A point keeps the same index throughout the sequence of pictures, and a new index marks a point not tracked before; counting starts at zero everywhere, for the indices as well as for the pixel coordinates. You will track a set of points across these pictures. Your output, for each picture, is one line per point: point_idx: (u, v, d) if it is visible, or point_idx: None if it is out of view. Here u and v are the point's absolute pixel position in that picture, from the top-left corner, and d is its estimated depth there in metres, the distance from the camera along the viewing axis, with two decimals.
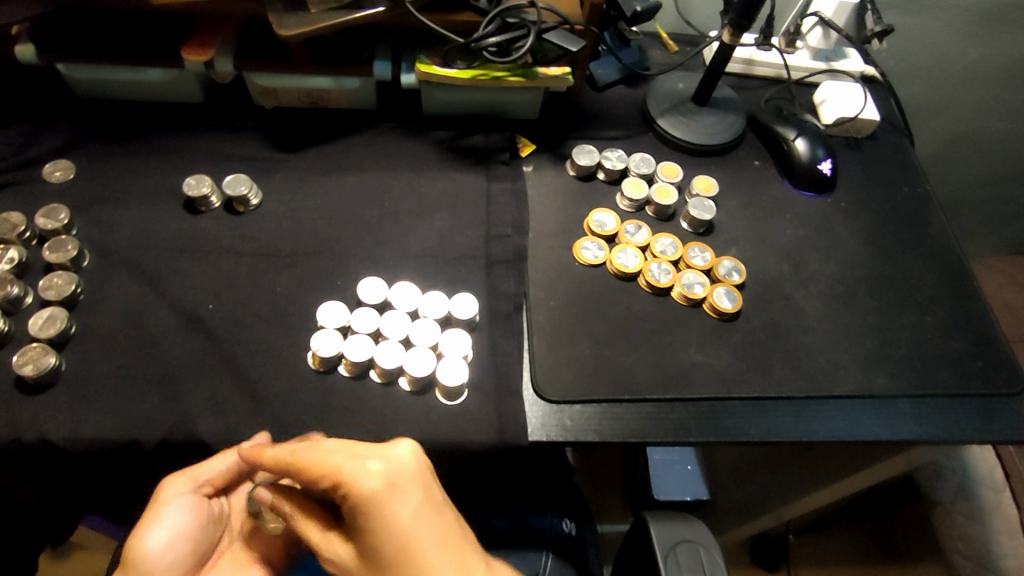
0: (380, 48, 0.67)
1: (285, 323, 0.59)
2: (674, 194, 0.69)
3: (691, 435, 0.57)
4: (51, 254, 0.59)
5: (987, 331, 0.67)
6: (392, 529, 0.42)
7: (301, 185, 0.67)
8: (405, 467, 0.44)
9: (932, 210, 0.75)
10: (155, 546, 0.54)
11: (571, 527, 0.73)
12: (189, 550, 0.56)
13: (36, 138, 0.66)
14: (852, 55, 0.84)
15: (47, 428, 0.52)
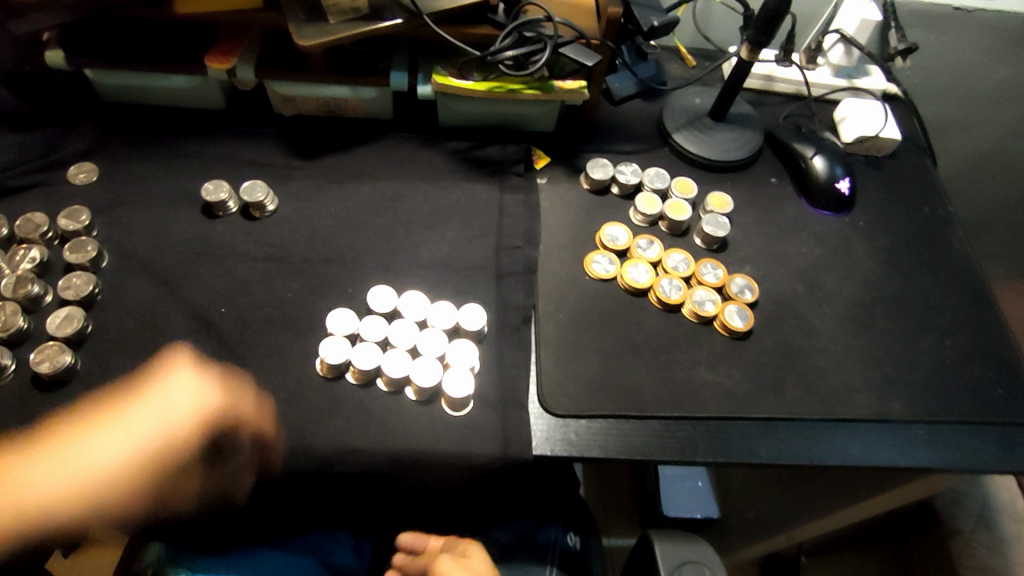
0: (397, 58, 0.68)
1: (295, 328, 0.60)
2: (688, 210, 0.69)
3: (699, 455, 0.57)
4: (71, 255, 0.60)
5: (1008, 356, 0.66)
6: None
7: (317, 192, 0.68)
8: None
9: (954, 232, 0.74)
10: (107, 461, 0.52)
11: (575, 542, 0.72)
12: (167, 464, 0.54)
13: (63, 140, 0.68)
14: (875, 73, 0.82)
15: (60, 425, 0.54)
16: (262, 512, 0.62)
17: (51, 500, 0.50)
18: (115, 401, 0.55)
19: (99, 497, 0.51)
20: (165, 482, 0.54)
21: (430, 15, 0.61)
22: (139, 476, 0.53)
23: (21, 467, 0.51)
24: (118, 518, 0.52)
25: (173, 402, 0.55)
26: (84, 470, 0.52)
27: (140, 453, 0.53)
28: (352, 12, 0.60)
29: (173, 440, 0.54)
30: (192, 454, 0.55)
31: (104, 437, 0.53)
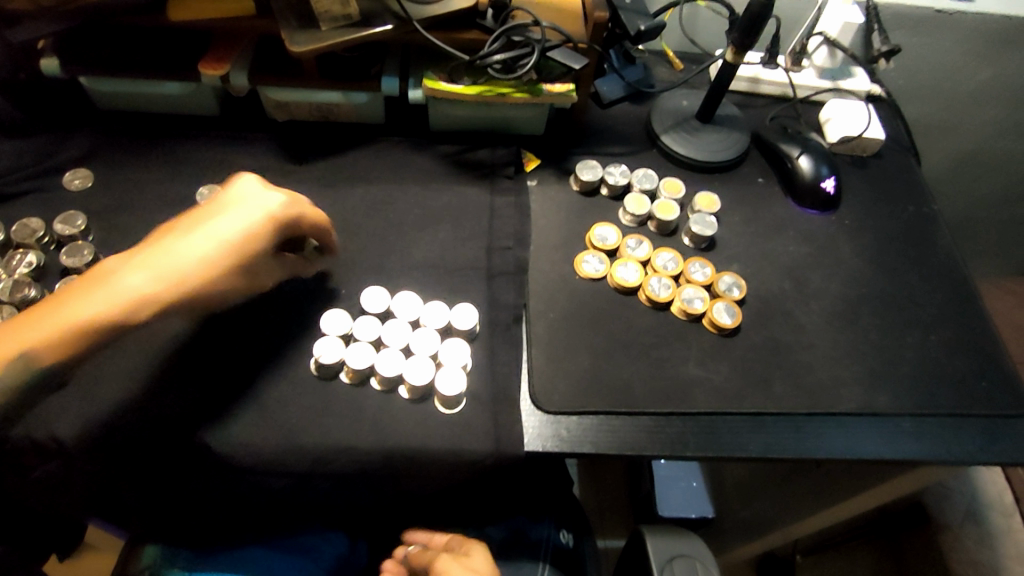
0: (388, 63, 0.69)
1: (290, 329, 0.61)
2: (676, 210, 0.70)
3: (688, 449, 0.58)
4: (67, 259, 0.61)
5: (992, 350, 0.67)
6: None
7: (310, 196, 0.69)
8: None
9: (938, 229, 0.75)
10: (194, 255, 0.54)
11: (568, 539, 0.72)
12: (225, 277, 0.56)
13: (58, 147, 0.69)
14: (859, 73, 0.83)
15: (57, 426, 0.54)
16: (257, 513, 0.62)
17: (132, 293, 0.52)
18: (195, 215, 0.57)
19: (189, 277, 0.54)
20: (217, 274, 0.55)
21: (421, 21, 0.62)
22: (222, 257, 0.55)
23: (114, 278, 0.52)
24: (221, 293, 0.56)
25: (242, 200, 0.57)
26: (180, 272, 0.53)
27: (209, 251, 0.54)
28: (344, 19, 0.62)
29: (250, 240, 0.56)
30: (268, 246, 0.57)
31: (192, 238, 0.55)
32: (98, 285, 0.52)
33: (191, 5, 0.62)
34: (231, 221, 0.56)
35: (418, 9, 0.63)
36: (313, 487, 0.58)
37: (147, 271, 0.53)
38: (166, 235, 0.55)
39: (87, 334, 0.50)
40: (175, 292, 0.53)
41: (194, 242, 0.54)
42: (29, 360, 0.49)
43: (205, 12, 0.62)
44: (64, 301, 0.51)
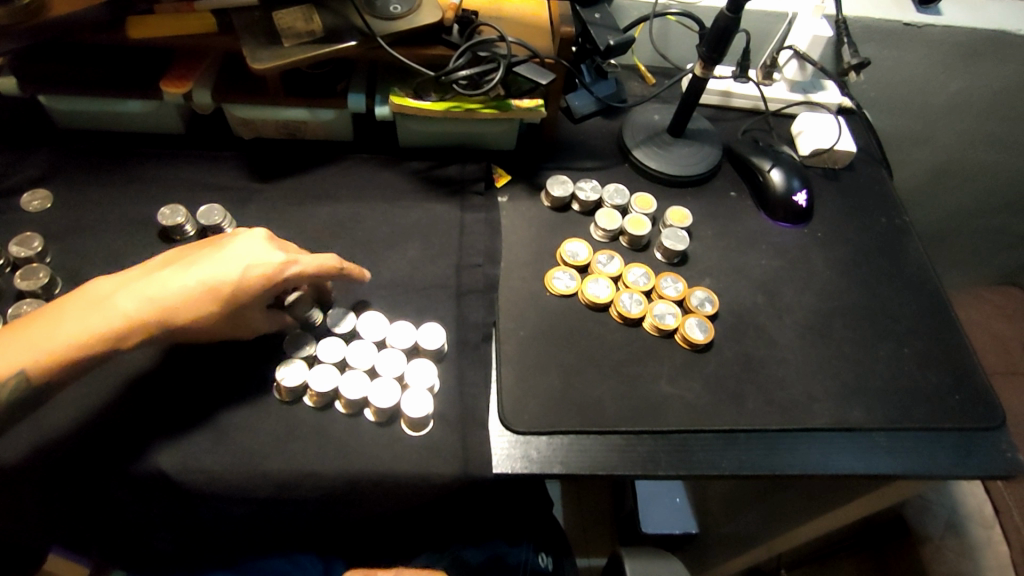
0: (355, 80, 0.68)
1: (253, 352, 0.59)
2: (647, 224, 0.69)
3: (660, 469, 0.57)
4: (22, 282, 0.59)
5: (965, 362, 0.67)
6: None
7: (276, 214, 0.68)
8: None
9: (910, 240, 0.75)
10: (179, 291, 0.53)
11: (547, 563, 0.71)
12: (208, 318, 0.54)
13: (16, 166, 0.67)
14: (829, 87, 0.84)
15: (7, 456, 0.52)
16: (220, 542, 0.60)
17: (121, 321, 0.51)
18: (198, 252, 0.56)
19: (178, 316, 0.53)
20: (199, 314, 0.53)
21: (384, 37, 0.61)
22: (212, 301, 0.53)
23: (105, 301, 0.52)
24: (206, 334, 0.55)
25: (244, 247, 0.55)
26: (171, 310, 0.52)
27: (203, 294, 0.53)
28: (308, 35, 0.61)
29: (239, 287, 0.54)
30: (261, 296, 0.55)
31: (186, 273, 0.54)
32: (87, 308, 0.51)
33: (152, 23, 0.61)
34: (223, 264, 0.54)
35: (383, 25, 0.62)
36: (275, 514, 0.56)
37: (132, 300, 0.52)
38: (161, 268, 0.54)
39: (70, 360, 0.50)
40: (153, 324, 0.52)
41: (183, 279, 0.53)
42: (16, 376, 0.49)
43: (165, 29, 0.61)
44: (55, 322, 0.51)
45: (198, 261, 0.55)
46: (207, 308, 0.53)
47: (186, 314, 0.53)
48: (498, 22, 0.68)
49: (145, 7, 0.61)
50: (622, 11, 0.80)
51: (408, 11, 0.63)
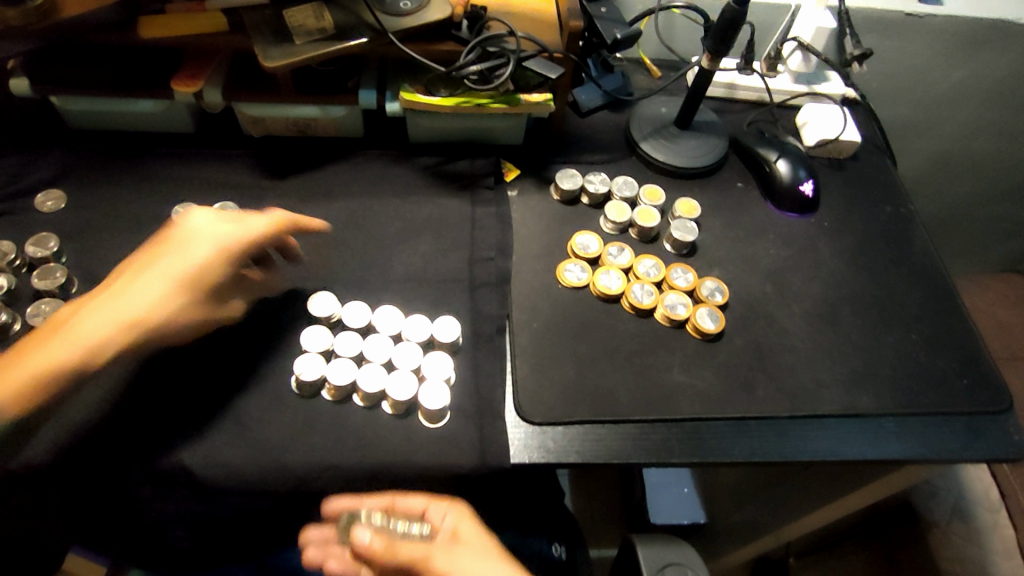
0: (365, 77, 0.69)
1: (269, 348, 0.60)
2: (656, 216, 0.70)
3: (673, 457, 0.57)
4: (39, 282, 0.60)
5: (972, 348, 0.67)
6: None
7: (289, 210, 0.68)
8: (470, 520, 0.55)
9: (915, 228, 0.76)
10: (146, 296, 0.54)
11: (561, 551, 0.72)
12: (179, 314, 0.56)
13: (29, 167, 0.68)
14: (833, 78, 0.84)
15: (31, 454, 0.53)
16: (240, 535, 0.61)
17: (94, 339, 0.52)
18: (148, 248, 0.57)
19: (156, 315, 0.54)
20: (170, 311, 0.55)
21: (395, 33, 0.62)
22: (182, 293, 0.56)
23: (73, 322, 0.53)
24: (181, 330, 0.57)
25: (197, 234, 0.57)
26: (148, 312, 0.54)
27: (171, 288, 0.55)
28: (319, 33, 0.61)
29: (202, 275, 0.56)
30: (226, 275, 0.58)
31: (146, 276, 0.55)
32: (57, 333, 0.52)
33: (165, 23, 0.61)
34: (179, 256, 0.56)
35: (393, 21, 0.62)
36: (295, 508, 0.57)
37: (102, 316, 0.53)
38: (118, 277, 0.55)
39: (54, 385, 0.51)
40: (129, 333, 0.54)
41: (145, 284, 0.55)
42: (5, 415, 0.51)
43: (177, 27, 0.61)
44: (28, 351, 0.52)
45: (150, 257, 0.56)
46: (176, 305, 0.55)
47: (158, 316, 0.55)
48: (506, 17, 0.68)
49: (156, 6, 0.61)
50: (627, 5, 0.81)
51: (418, 7, 0.63)
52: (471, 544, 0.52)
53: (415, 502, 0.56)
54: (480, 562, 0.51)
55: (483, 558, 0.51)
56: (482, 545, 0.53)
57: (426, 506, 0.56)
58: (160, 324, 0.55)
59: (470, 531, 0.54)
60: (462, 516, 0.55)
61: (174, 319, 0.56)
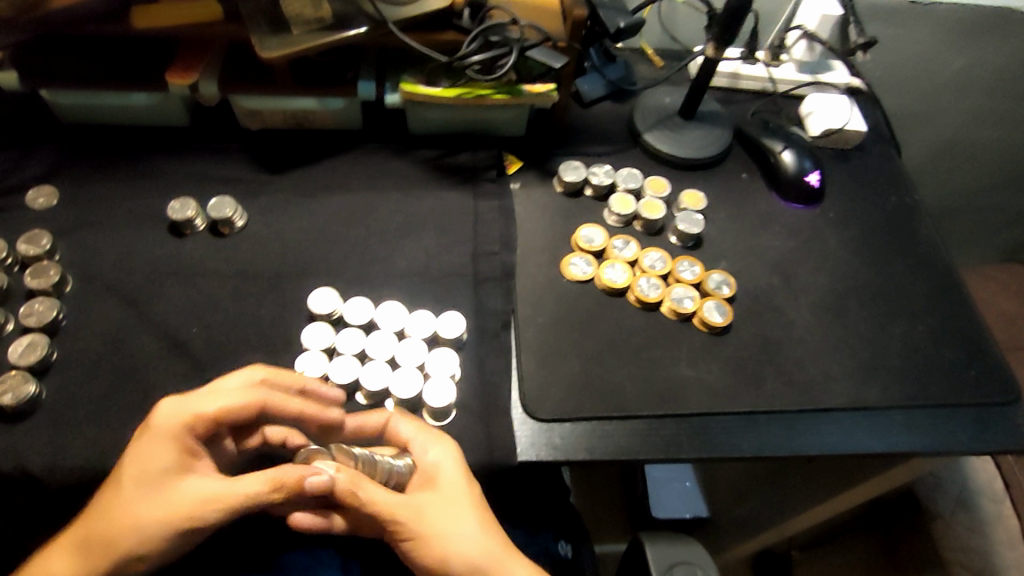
0: (364, 68, 0.67)
1: (270, 345, 0.59)
2: (662, 209, 0.69)
3: (682, 452, 0.56)
4: (32, 281, 0.58)
5: (980, 339, 0.67)
6: (457, 551, 0.49)
7: (287, 205, 0.67)
8: (454, 460, 0.51)
9: (921, 218, 0.75)
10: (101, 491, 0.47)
11: (568, 549, 0.71)
12: (128, 505, 0.45)
13: (20, 164, 0.66)
14: (838, 67, 0.83)
15: (28, 457, 0.52)
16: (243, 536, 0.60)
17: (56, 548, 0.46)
18: None
19: (136, 549, 0.45)
20: (116, 500, 0.45)
21: (395, 23, 0.60)
22: (181, 540, 0.46)
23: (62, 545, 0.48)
24: (148, 529, 0.45)
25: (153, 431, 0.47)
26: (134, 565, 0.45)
27: (156, 514, 0.45)
28: (316, 22, 0.60)
29: (142, 443, 0.46)
30: (173, 440, 0.47)
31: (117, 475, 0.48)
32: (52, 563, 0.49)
33: (159, 14, 0.60)
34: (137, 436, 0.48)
35: (392, 10, 0.61)
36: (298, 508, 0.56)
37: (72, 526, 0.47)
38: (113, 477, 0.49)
39: None
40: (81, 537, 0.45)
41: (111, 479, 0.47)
42: None
43: (171, 17, 0.60)
44: None
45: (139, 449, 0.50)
46: (124, 495, 0.45)
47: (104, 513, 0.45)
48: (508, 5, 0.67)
49: None
50: None
51: None
52: (448, 496, 0.50)
53: (403, 432, 0.53)
54: (450, 522, 0.50)
55: (456, 518, 0.50)
56: (457, 495, 0.50)
57: (411, 439, 0.52)
58: (108, 521, 0.45)
59: (451, 472, 0.51)
60: (446, 451, 0.52)
61: (126, 516, 0.45)
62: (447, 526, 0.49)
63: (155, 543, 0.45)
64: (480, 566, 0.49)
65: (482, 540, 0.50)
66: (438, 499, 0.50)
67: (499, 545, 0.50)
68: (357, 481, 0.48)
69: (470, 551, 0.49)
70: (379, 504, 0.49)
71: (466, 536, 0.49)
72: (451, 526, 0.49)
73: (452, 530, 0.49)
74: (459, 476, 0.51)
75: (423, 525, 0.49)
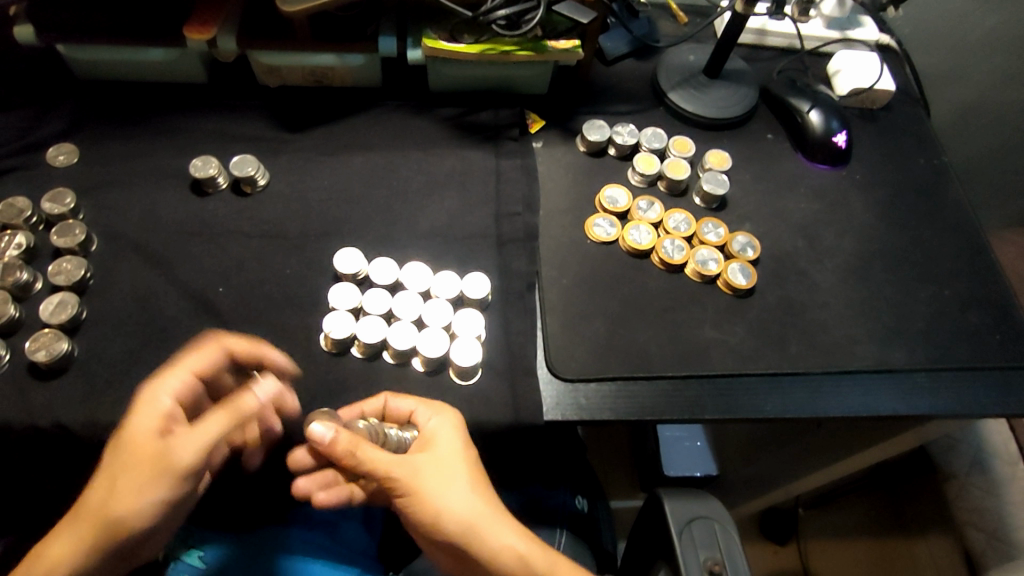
0: (385, 23, 0.66)
1: (296, 306, 0.59)
2: (687, 169, 0.68)
3: (706, 413, 0.57)
4: (59, 239, 0.58)
5: (1004, 303, 0.66)
6: (447, 510, 0.49)
7: (309, 164, 0.66)
8: (453, 424, 0.52)
9: (948, 181, 0.74)
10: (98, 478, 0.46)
11: (583, 504, 0.73)
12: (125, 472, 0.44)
13: (39, 121, 0.65)
14: (868, 24, 0.81)
15: (65, 413, 0.53)
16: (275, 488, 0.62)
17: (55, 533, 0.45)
18: None
19: (143, 518, 0.44)
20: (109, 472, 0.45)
21: None
22: (152, 489, 0.44)
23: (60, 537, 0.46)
24: (144, 492, 0.44)
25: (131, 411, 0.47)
26: (122, 525, 0.44)
27: (133, 473, 0.44)
28: None
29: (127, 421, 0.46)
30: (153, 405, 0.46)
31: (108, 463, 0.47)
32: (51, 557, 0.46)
33: None
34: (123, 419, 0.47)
35: None
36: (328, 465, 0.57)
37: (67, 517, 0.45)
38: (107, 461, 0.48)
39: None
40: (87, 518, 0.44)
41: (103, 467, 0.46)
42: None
43: None
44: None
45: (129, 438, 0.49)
46: (117, 465, 0.45)
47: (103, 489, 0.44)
48: None
49: None
50: None
51: None
52: (443, 459, 0.50)
53: (404, 405, 0.53)
54: (442, 483, 0.50)
55: (450, 479, 0.50)
56: (455, 458, 0.50)
57: (412, 409, 0.52)
58: (112, 490, 0.44)
59: (449, 438, 0.51)
60: (448, 420, 0.52)
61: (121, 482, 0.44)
62: (438, 487, 0.49)
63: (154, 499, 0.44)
64: (469, 527, 0.49)
65: (471, 501, 0.50)
66: (434, 464, 0.50)
67: (492, 510, 0.50)
68: (356, 444, 0.48)
69: (460, 512, 0.49)
70: (376, 466, 0.49)
71: (456, 497, 0.49)
72: (442, 486, 0.50)
73: (446, 488, 0.50)
74: (456, 441, 0.51)
75: (414, 483, 0.49)
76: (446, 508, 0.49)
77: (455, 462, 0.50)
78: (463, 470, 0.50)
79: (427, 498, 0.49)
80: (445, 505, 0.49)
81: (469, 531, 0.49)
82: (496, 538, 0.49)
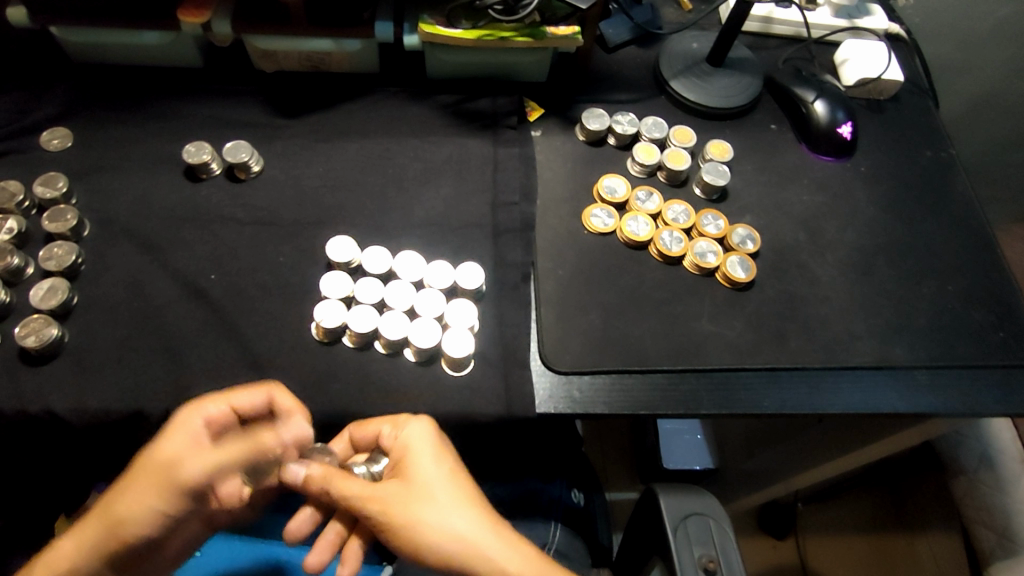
0: (381, 7, 0.65)
1: (289, 294, 0.59)
2: (687, 159, 0.67)
3: (702, 408, 0.56)
4: (50, 224, 0.58)
5: (1010, 301, 0.65)
6: (428, 533, 0.47)
7: (303, 150, 0.66)
8: (426, 437, 0.50)
9: (956, 175, 0.72)
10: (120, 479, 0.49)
11: (579, 498, 0.73)
12: (139, 488, 0.47)
13: (32, 105, 0.65)
14: (878, 12, 0.80)
15: (54, 399, 0.53)
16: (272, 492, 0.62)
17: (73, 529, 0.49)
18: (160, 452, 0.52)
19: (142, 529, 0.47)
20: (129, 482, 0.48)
21: None
22: (157, 499, 0.47)
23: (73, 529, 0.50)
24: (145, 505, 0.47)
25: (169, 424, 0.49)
26: (126, 530, 0.47)
27: (142, 478, 0.47)
28: None
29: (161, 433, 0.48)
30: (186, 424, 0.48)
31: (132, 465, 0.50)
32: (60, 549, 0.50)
33: None
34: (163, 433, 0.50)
35: None
36: None
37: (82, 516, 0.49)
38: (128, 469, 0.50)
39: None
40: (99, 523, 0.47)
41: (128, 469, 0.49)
42: None
43: None
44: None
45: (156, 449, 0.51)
46: (138, 477, 0.47)
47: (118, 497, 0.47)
48: None
49: None
50: None
51: None
52: (421, 474, 0.49)
53: (371, 429, 0.52)
54: (420, 505, 0.48)
55: (427, 499, 0.48)
56: (433, 472, 0.49)
57: (379, 431, 0.52)
58: (125, 497, 0.47)
59: (423, 450, 0.50)
60: (420, 432, 0.50)
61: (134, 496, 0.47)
62: (419, 512, 0.48)
63: (145, 516, 0.47)
64: (455, 545, 0.47)
65: (454, 519, 0.48)
66: (412, 485, 0.49)
67: (478, 521, 0.48)
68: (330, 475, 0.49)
69: (440, 534, 0.47)
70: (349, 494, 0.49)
71: (439, 517, 0.48)
72: (424, 509, 0.48)
73: (426, 509, 0.48)
74: (431, 451, 0.50)
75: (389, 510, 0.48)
76: (428, 530, 0.47)
77: (437, 474, 0.49)
78: (443, 484, 0.49)
79: (407, 522, 0.47)
80: (428, 527, 0.47)
81: (459, 548, 0.47)
82: (487, 548, 0.47)
